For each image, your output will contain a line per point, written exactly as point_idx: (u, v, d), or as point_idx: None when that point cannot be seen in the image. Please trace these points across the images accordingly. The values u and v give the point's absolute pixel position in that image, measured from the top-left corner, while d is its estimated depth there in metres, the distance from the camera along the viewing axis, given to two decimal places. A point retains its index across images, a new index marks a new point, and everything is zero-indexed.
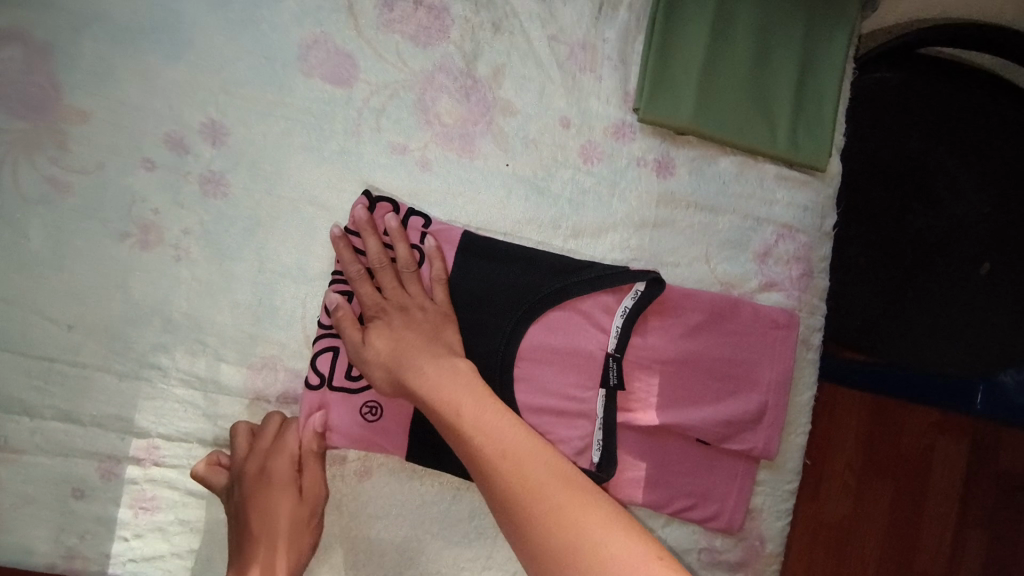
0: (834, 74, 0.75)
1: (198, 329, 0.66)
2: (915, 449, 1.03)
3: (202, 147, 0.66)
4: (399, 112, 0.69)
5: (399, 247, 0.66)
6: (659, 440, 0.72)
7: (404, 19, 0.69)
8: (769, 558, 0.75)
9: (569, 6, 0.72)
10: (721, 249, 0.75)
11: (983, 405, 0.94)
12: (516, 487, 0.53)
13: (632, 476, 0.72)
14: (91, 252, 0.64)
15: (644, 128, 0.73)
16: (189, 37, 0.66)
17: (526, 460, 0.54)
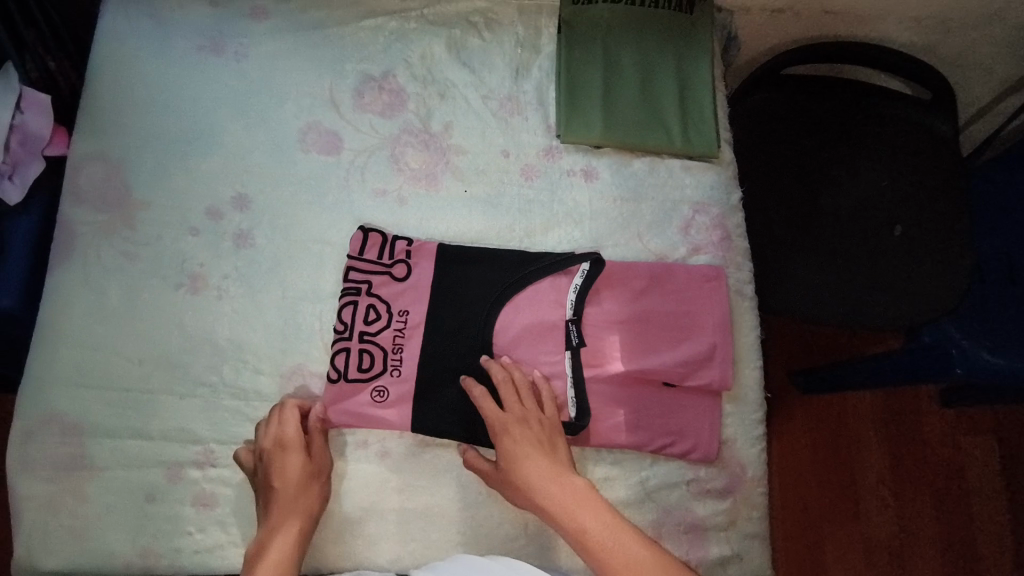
0: (705, 86, 0.97)
1: (239, 350, 0.83)
2: (935, 443, 1.47)
3: (234, 214, 0.87)
4: (378, 166, 0.91)
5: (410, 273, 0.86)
6: (631, 389, 0.85)
7: (373, 102, 0.93)
8: (751, 481, 0.86)
9: (494, 74, 0.96)
10: (649, 228, 0.92)
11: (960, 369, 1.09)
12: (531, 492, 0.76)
13: (613, 422, 0.83)
14: (155, 302, 0.83)
15: (567, 148, 0.94)
16: (219, 138, 0.89)
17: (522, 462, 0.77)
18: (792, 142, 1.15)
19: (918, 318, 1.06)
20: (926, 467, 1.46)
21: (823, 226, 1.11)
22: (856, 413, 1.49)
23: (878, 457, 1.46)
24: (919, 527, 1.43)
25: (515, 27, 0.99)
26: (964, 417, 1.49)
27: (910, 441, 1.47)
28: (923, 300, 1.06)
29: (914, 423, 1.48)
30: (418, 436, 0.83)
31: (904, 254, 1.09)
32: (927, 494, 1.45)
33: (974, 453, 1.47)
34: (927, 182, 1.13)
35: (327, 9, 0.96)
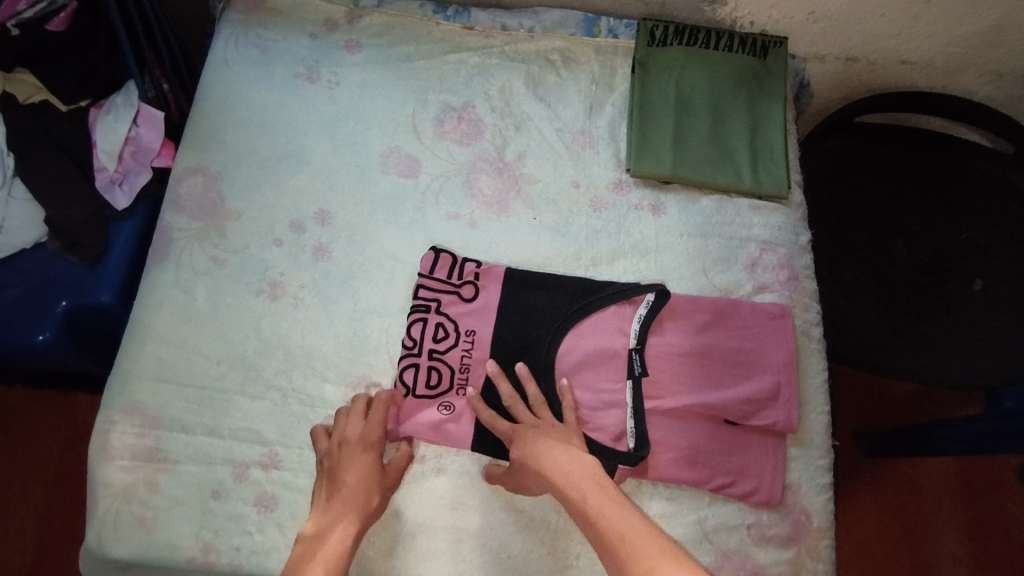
0: (776, 130, 0.99)
1: (310, 357, 0.86)
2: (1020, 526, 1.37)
3: (316, 228, 0.92)
4: (453, 191, 0.95)
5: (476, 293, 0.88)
6: (693, 424, 0.83)
7: (452, 131, 0.98)
8: (817, 531, 0.82)
9: (567, 109, 1.00)
10: (715, 264, 0.92)
11: None
12: (596, 530, 0.69)
13: (673, 456, 0.82)
14: (237, 306, 0.88)
15: (636, 182, 0.96)
16: (308, 158, 0.96)
17: (590, 500, 0.71)
18: (865, 186, 1.14)
19: (999, 378, 1.00)
20: (1012, 552, 1.35)
21: (895, 274, 1.08)
22: (929, 483, 1.40)
23: (953, 532, 1.37)
24: None
25: (591, 66, 1.03)
26: None
27: (994, 521, 1.38)
28: (1004, 358, 1.01)
29: (998, 501, 1.39)
30: (476, 456, 0.83)
31: (984, 309, 1.05)
32: None
33: None
34: (1012, 237, 1.08)
35: (415, 44, 1.03)
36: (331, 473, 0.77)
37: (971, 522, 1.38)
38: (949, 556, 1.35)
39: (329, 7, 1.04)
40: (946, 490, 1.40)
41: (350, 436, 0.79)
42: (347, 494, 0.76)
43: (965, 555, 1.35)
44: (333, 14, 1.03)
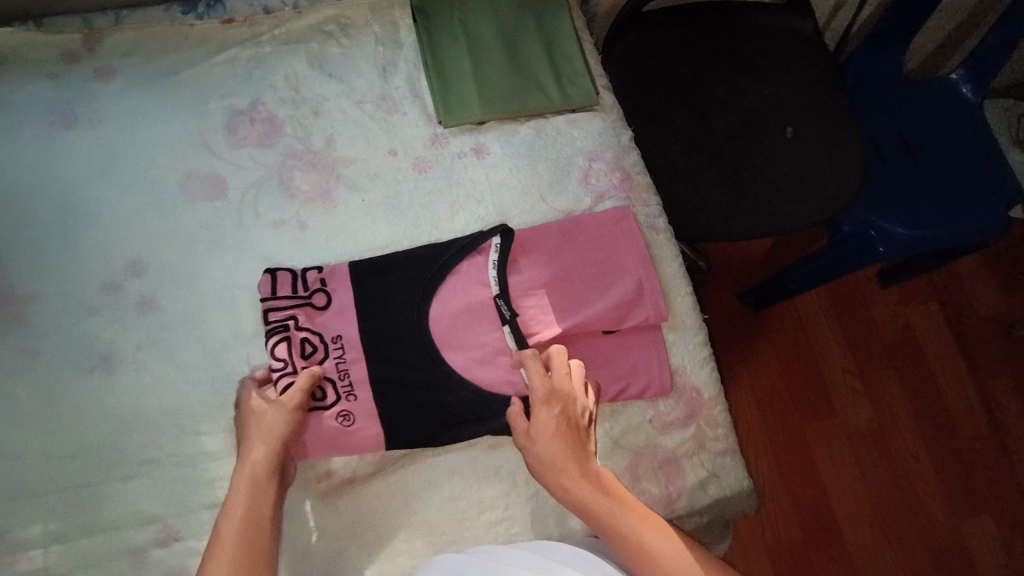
0: (570, 40, 0.99)
1: (172, 416, 0.80)
2: (888, 325, 1.55)
3: (132, 282, 0.84)
4: (270, 198, 0.89)
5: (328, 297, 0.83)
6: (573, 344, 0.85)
7: (247, 136, 0.91)
8: (710, 401, 0.88)
9: (361, 78, 0.96)
10: (551, 189, 0.93)
11: (884, 250, 1.18)
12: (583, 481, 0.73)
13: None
14: (72, 392, 0.79)
15: (452, 132, 0.94)
16: (96, 211, 0.86)
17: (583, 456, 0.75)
18: (670, 72, 1.18)
19: (832, 207, 1.09)
20: (889, 349, 1.53)
21: (721, 145, 1.14)
22: (807, 317, 1.55)
23: (840, 352, 1.52)
24: (895, 407, 1.49)
25: (371, 27, 0.98)
26: (911, 294, 1.57)
27: (868, 329, 1.54)
28: (831, 188, 1.11)
29: (866, 311, 1.56)
30: (382, 452, 0.82)
31: (802, 151, 1.13)
32: (893, 375, 1.51)
33: (929, 325, 1.55)
34: (802, 80, 1.18)
35: (175, 53, 0.93)
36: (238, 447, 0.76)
37: (850, 337, 1.54)
38: (842, 374, 1.51)
39: (60, 38, 0.91)
40: (824, 318, 1.55)
41: (255, 396, 0.77)
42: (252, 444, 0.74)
43: (852, 364, 1.52)
44: (68, 45, 0.91)
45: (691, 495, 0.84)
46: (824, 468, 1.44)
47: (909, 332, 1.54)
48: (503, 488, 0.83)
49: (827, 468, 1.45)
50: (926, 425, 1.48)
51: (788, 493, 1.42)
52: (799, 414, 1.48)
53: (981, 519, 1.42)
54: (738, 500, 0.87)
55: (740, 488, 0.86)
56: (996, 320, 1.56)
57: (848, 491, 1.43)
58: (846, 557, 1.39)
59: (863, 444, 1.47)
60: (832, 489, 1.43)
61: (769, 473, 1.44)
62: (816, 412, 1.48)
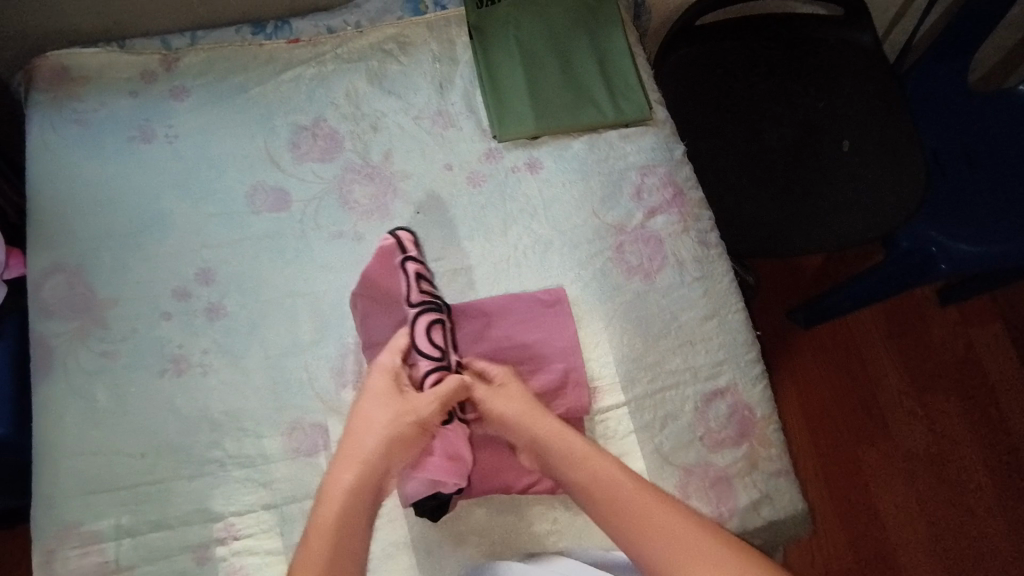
0: (624, 56, 1.00)
1: (236, 419, 0.83)
2: (949, 345, 1.49)
3: (201, 289, 0.88)
4: (330, 210, 0.92)
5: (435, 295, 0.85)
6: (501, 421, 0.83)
7: (310, 150, 0.95)
8: (763, 420, 0.86)
9: (419, 95, 0.98)
10: (602, 203, 0.93)
11: (945, 268, 1.15)
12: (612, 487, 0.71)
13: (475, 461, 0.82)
14: (144, 393, 0.84)
15: (506, 146, 0.96)
16: (170, 221, 0.91)
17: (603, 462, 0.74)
18: (723, 85, 1.17)
19: (891, 223, 1.07)
20: (950, 370, 1.47)
21: (773, 159, 1.12)
22: (862, 335, 1.50)
23: (897, 372, 1.47)
24: (956, 430, 1.43)
25: (429, 45, 1.01)
26: (974, 314, 1.51)
27: (927, 348, 1.49)
28: (889, 203, 1.08)
29: (925, 330, 1.50)
30: None
31: (859, 166, 1.11)
32: (955, 397, 1.45)
33: (993, 347, 1.48)
34: (860, 93, 1.16)
35: (246, 72, 0.98)
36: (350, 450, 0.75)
37: (908, 356, 1.48)
38: (899, 394, 1.46)
39: (142, 59, 0.97)
40: (880, 336, 1.50)
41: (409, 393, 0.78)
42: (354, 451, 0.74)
43: (909, 385, 1.46)
44: (148, 65, 0.97)
45: (744, 516, 0.82)
46: (877, 492, 1.40)
47: (972, 353, 1.48)
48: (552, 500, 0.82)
49: (881, 491, 1.40)
50: (989, 450, 1.42)
51: (839, 515, 1.38)
52: (852, 435, 1.43)
53: None
54: (792, 523, 0.84)
55: (793, 510, 0.84)
56: None
57: (903, 517, 1.38)
58: None
59: (920, 469, 1.41)
60: (887, 514, 1.38)
61: (819, 494, 1.40)
62: (870, 433, 1.43)
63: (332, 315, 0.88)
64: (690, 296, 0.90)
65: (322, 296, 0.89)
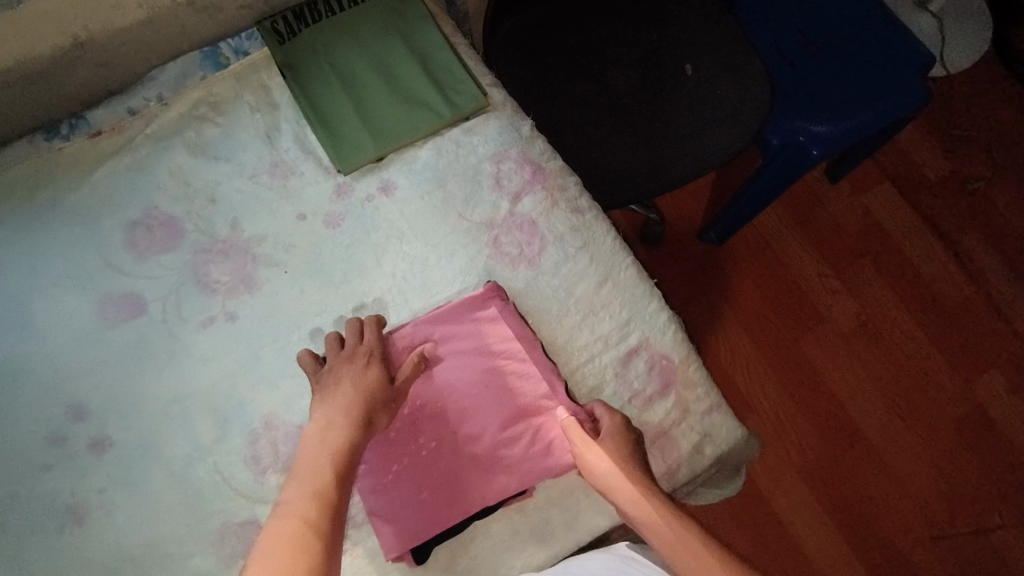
0: (443, 50, 0.97)
1: (157, 548, 0.77)
2: (852, 217, 1.55)
3: (77, 426, 0.81)
4: (191, 298, 0.86)
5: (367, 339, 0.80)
6: (437, 435, 0.79)
7: (150, 245, 0.88)
8: (682, 364, 0.87)
9: (247, 152, 0.93)
10: (466, 204, 0.91)
11: (817, 153, 1.19)
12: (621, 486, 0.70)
13: (416, 493, 0.77)
14: (47, 556, 0.76)
15: (354, 177, 0.92)
16: (20, 365, 0.83)
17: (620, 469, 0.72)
18: (558, 46, 1.16)
19: (753, 132, 1.09)
20: (858, 241, 1.53)
21: (627, 104, 1.12)
22: (770, 236, 1.55)
23: (812, 258, 1.53)
24: (880, 293, 1.50)
25: (242, 97, 0.95)
26: (864, 182, 1.58)
27: (833, 227, 1.55)
28: (747, 113, 1.10)
29: (826, 211, 1.56)
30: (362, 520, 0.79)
31: (707, 86, 1.12)
32: (870, 263, 1.52)
33: (890, 206, 1.55)
34: (686, 16, 1.17)
35: (53, 183, 0.90)
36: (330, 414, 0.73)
37: (818, 240, 1.54)
38: (820, 278, 1.51)
39: None
40: (787, 230, 1.55)
41: (361, 362, 0.78)
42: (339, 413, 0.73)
43: (825, 268, 1.52)
44: None
45: (690, 461, 0.84)
46: (827, 375, 1.45)
47: (874, 218, 1.55)
48: (506, 513, 0.80)
49: (830, 373, 1.45)
50: (912, 302, 1.49)
51: (799, 409, 1.43)
52: (788, 330, 1.48)
53: (992, 376, 1.43)
54: (736, 450, 0.86)
55: (735, 439, 0.86)
56: (948, 181, 1.57)
57: (856, 390, 1.44)
58: (875, 453, 1.39)
59: (858, 341, 1.47)
60: (842, 392, 1.44)
61: (777, 396, 1.44)
62: (806, 322, 1.48)
63: (226, 406, 0.83)
64: (579, 268, 0.89)
65: (209, 390, 0.83)
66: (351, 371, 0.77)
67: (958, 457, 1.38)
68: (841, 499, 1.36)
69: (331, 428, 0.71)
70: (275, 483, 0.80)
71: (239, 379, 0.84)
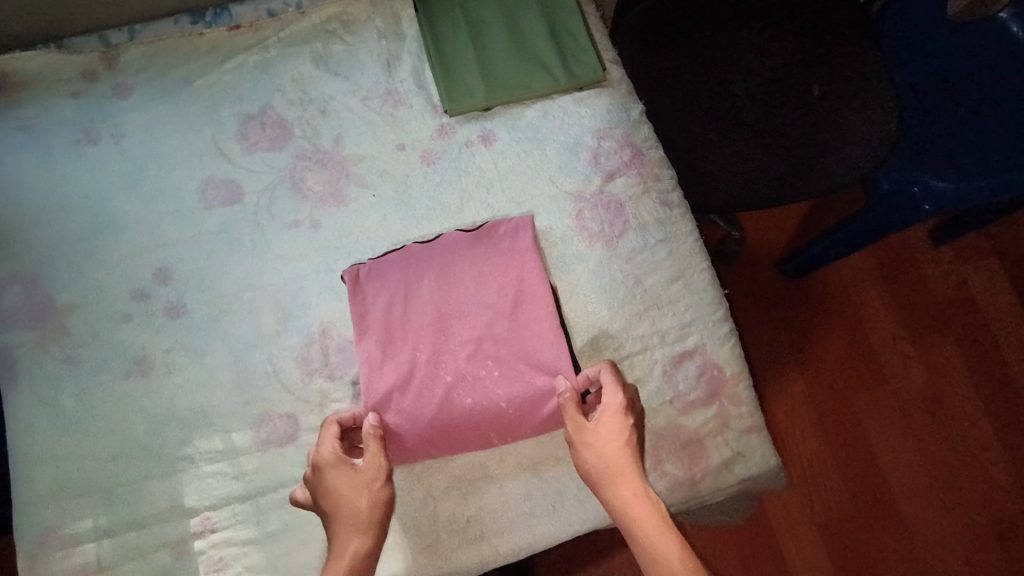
0: (574, 16, 0.97)
1: (204, 416, 0.83)
2: (946, 283, 1.46)
3: (159, 288, 0.88)
4: (283, 199, 0.91)
5: (411, 270, 0.83)
6: (472, 372, 0.78)
7: (259, 141, 0.93)
8: (733, 379, 0.85)
9: (366, 73, 0.96)
10: (560, 170, 0.91)
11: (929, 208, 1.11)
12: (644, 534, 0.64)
13: (459, 420, 0.78)
14: (110, 396, 0.84)
15: (458, 121, 0.94)
16: (125, 222, 0.90)
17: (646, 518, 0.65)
18: (685, 40, 1.13)
19: (872, 165, 1.03)
20: (946, 310, 1.45)
21: (743, 112, 1.09)
22: (852, 282, 1.48)
23: (890, 316, 1.45)
24: (954, 369, 1.41)
25: (373, 22, 0.98)
26: (970, 252, 1.48)
27: (923, 289, 1.46)
28: (869, 145, 1.04)
29: (920, 270, 1.47)
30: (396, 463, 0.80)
31: (833, 110, 1.07)
32: (951, 336, 1.43)
33: (992, 283, 1.46)
34: (828, 35, 1.11)
35: (188, 64, 0.96)
36: (333, 529, 0.68)
37: (902, 298, 1.46)
38: (892, 337, 1.44)
39: (82, 59, 0.95)
40: (872, 281, 1.48)
41: (336, 462, 0.72)
42: (359, 484, 0.70)
43: (902, 329, 1.44)
44: (90, 65, 0.95)
45: (716, 475, 0.83)
46: (874, 437, 1.39)
47: (970, 291, 1.46)
48: (523, 473, 0.82)
49: (877, 435, 1.39)
50: (987, 387, 1.40)
51: (834, 462, 1.38)
52: (844, 381, 1.42)
53: None
54: (766, 478, 0.84)
55: (768, 467, 0.84)
56: None
57: (899, 460, 1.37)
58: (904, 527, 1.33)
59: (917, 411, 1.40)
60: (883, 458, 1.38)
61: (816, 444, 1.39)
62: (864, 378, 1.42)
63: (292, 305, 0.87)
64: (654, 259, 0.88)
65: (281, 286, 0.88)
66: (332, 473, 0.71)
67: (990, 555, 1.31)
68: (854, 563, 1.32)
69: (339, 543, 0.67)
70: (318, 387, 0.84)
71: (309, 283, 0.88)
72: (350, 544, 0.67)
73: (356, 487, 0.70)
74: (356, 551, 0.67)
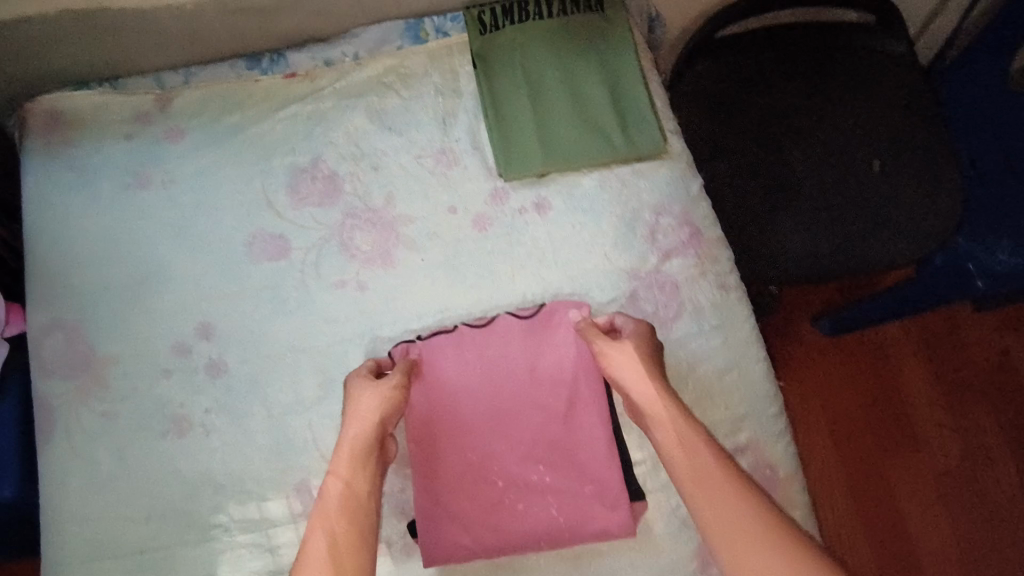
0: (636, 83, 0.94)
1: (239, 482, 0.81)
2: (992, 354, 1.41)
3: (201, 344, 0.86)
4: (331, 258, 0.89)
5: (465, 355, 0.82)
6: (524, 476, 0.78)
7: (308, 195, 0.91)
8: (786, 480, 0.82)
9: (421, 130, 0.94)
10: (615, 245, 0.89)
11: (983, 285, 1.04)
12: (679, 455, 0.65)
13: (506, 519, 0.77)
14: (146, 455, 0.82)
15: (512, 186, 0.92)
16: (170, 271, 0.88)
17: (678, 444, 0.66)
18: (744, 105, 1.10)
19: (934, 245, 1.00)
20: (990, 384, 1.40)
21: (801, 181, 1.06)
22: (894, 348, 1.43)
23: (933, 385, 1.41)
24: (997, 446, 1.36)
25: (430, 76, 0.96)
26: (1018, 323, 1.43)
27: (967, 360, 1.41)
28: (931, 224, 1.01)
29: (964, 339, 1.43)
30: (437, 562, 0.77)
31: (896, 183, 1.03)
32: (995, 411, 1.38)
33: None
34: (892, 104, 1.08)
35: (241, 111, 0.94)
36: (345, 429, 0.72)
37: (946, 368, 1.41)
38: (934, 408, 1.39)
39: (135, 100, 0.94)
40: (915, 347, 1.43)
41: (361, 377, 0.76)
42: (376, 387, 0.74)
43: (944, 400, 1.40)
44: (143, 106, 0.94)
45: None
46: (910, 512, 1.34)
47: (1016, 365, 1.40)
48: (564, 567, 0.79)
49: (913, 511, 1.34)
50: None
51: (868, 537, 1.33)
52: (882, 451, 1.38)
53: None
54: None
55: None
56: None
57: (936, 538, 1.32)
58: None
59: (955, 487, 1.35)
60: (919, 535, 1.33)
61: (850, 517, 1.34)
62: (904, 449, 1.37)
63: (335, 371, 0.85)
64: (708, 346, 0.85)
65: (324, 349, 0.86)
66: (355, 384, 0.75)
67: None
68: None
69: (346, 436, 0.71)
70: None
71: (353, 348, 0.86)
72: (351, 432, 0.71)
73: (370, 394, 0.74)
74: (357, 439, 0.70)
